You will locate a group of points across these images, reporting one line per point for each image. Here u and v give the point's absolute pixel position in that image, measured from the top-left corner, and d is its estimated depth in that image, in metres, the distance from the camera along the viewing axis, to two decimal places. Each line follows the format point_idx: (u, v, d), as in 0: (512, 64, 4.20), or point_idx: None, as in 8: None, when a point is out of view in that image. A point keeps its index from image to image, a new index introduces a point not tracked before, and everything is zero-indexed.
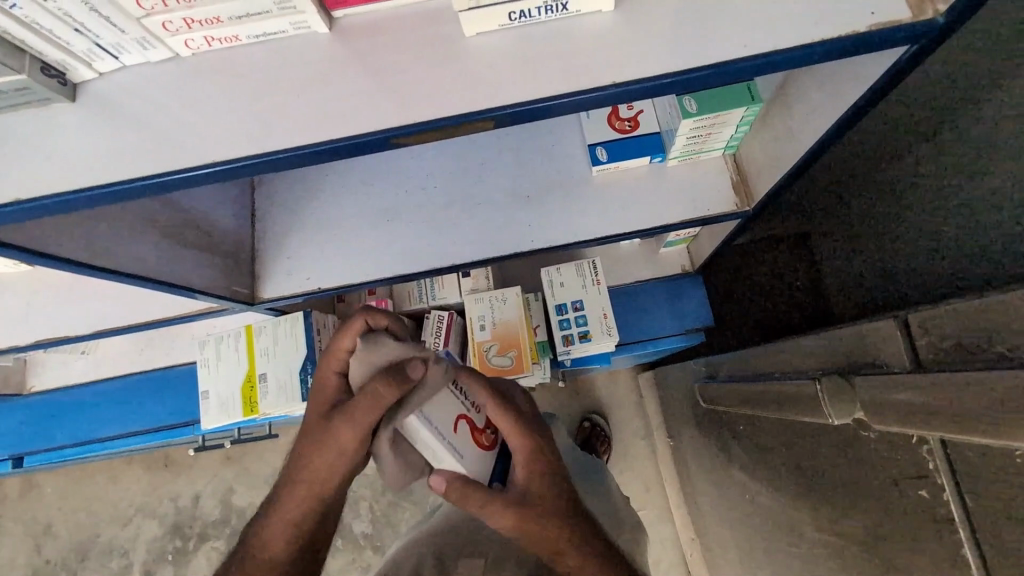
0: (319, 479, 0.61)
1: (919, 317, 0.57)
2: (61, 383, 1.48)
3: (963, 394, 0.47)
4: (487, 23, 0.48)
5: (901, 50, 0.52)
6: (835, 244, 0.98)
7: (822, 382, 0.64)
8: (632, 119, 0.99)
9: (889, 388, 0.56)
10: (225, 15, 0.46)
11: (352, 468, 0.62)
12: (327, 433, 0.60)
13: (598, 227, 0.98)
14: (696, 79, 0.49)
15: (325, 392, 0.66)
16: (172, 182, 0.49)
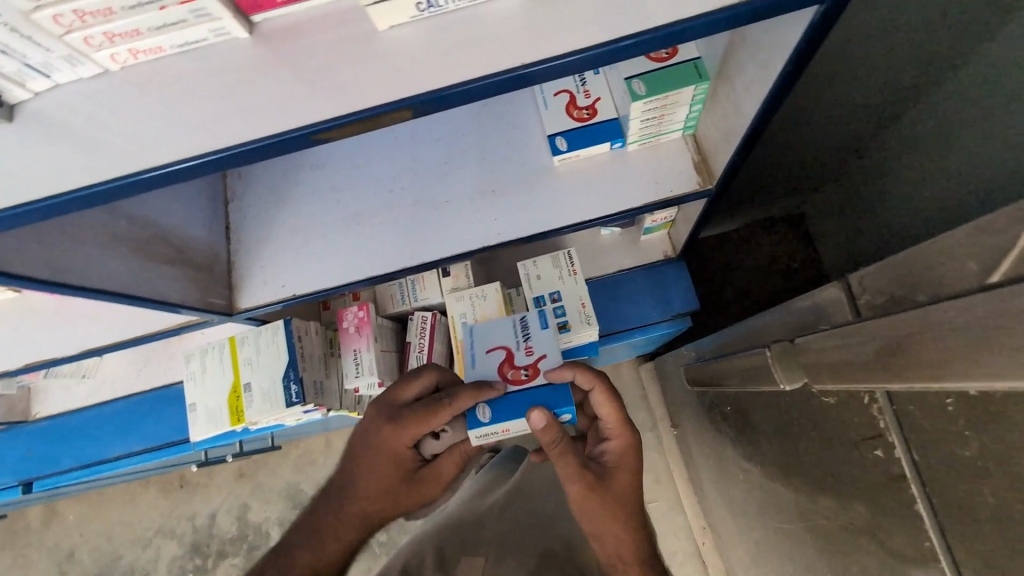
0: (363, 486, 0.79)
1: (858, 275, 0.56)
2: (64, 408, 1.51)
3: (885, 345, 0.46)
4: (398, 15, 0.49)
5: (814, 11, 0.53)
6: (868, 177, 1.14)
7: (774, 348, 0.64)
8: (590, 107, 1.00)
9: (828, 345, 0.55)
10: (144, 26, 0.47)
11: (388, 499, 0.79)
12: (388, 456, 0.79)
13: (563, 216, 0.98)
14: (603, 55, 0.49)
15: (404, 438, 0.78)
16: (117, 189, 0.51)
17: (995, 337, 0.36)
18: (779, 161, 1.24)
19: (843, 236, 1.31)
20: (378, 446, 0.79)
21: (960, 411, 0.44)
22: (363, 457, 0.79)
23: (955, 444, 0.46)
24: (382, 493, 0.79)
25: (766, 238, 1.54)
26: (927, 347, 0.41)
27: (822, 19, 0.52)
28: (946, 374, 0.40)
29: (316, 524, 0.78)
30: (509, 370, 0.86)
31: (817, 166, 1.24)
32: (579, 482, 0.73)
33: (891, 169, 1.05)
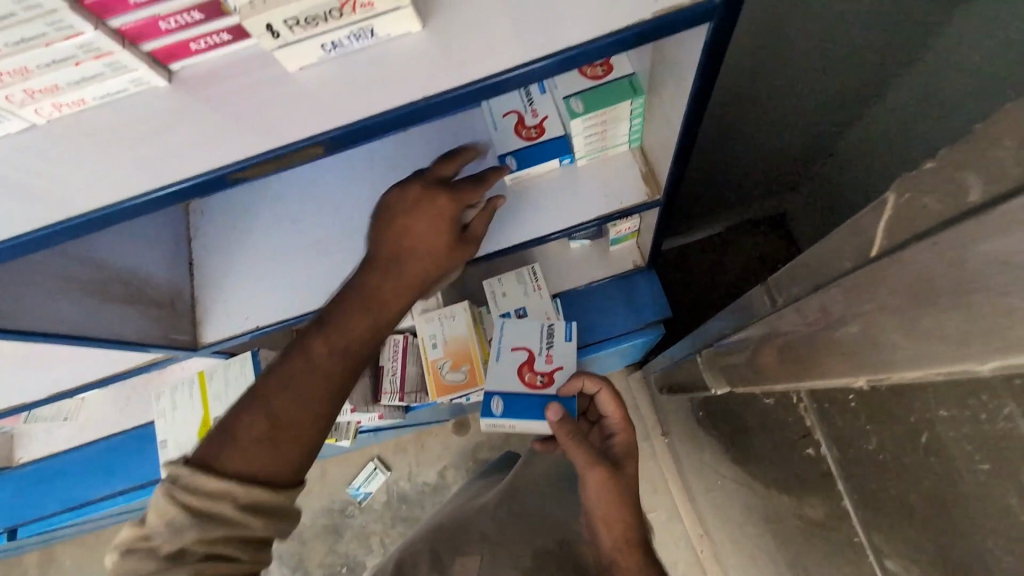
0: (398, 248, 0.68)
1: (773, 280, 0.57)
2: (48, 452, 1.51)
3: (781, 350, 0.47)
4: (306, 56, 0.51)
5: (708, 29, 0.54)
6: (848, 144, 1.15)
7: (703, 356, 0.71)
8: (539, 125, 0.96)
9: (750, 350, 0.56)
10: (63, 82, 0.50)
11: (430, 250, 0.69)
12: (433, 211, 0.69)
13: (515, 235, 1.03)
14: (507, 80, 0.51)
15: (454, 198, 0.70)
16: (41, 239, 0.53)
17: (838, 335, 0.39)
18: (739, 165, 1.26)
19: (821, 221, 1.34)
20: (427, 204, 0.69)
21: (861, 409, 0.45)
22: (400, 222, 0.68)
23: (857, 440, 0.47)
24: (431, 257, 0.69)
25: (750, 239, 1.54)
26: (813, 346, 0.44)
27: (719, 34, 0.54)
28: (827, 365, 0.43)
29: (362, 290, 0.65)
30: (527, 373, 0.99)
31: (791, 164, 1.28)
32: (595, 469, 0.82)
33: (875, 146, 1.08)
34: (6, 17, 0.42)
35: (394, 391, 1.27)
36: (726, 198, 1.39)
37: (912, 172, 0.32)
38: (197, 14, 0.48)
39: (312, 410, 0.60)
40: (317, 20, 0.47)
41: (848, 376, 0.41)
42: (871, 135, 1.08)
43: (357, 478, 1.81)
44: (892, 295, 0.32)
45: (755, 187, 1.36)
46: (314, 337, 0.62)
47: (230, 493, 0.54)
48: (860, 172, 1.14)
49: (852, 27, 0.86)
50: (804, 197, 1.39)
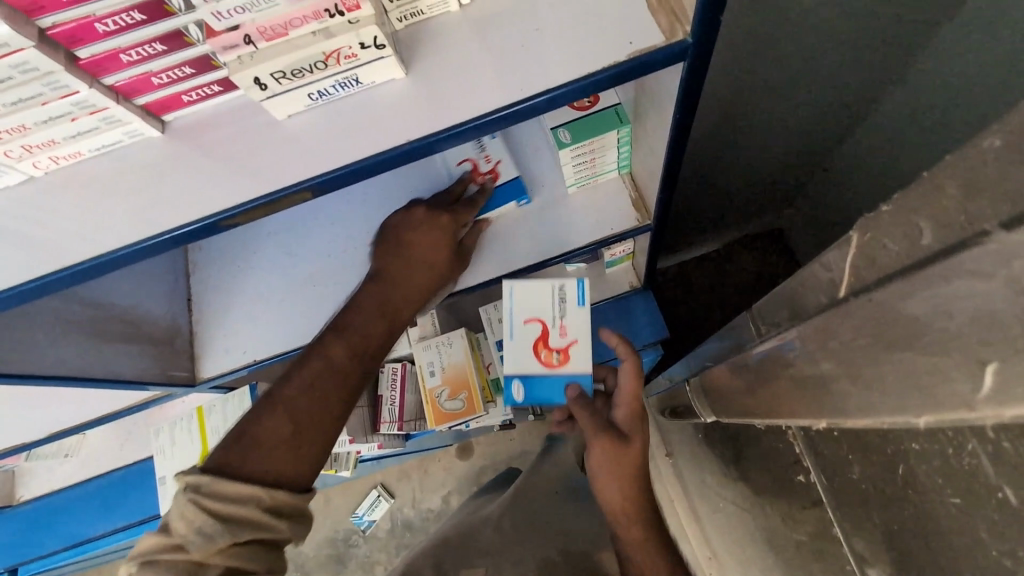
0: (411, 263, 0.80)
1: (757, 308, 0.58)
2: (49, 489, 1.50)
3: (767, 382, 0.47)
4: (293, 104, 0.53)
5: (681, 69, 0.56)
6: (840, 162, 1.15)
7: (689, 386, 0.71)
8: (491, 170, 0.89)
9: (738, 381, 0.56)
10: (59, 137, 0.51)
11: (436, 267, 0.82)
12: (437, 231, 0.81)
13: (511, 262, 1.04)
14: (492, 122, 0.52)
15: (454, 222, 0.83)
16: (34, 289, 0.54)
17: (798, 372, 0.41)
18: (732, 186, 1.27)
19: (817, 238, 1.35)
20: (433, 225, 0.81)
21: (845, 439, 0.45)
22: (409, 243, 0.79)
23: (842, 469, 0.47)
24: (437, 273, 0.83)
25: (747, 255, 1.54)
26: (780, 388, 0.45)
27: (693, 73, 0.55)
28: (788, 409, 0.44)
29: (376, 301, 0.77)
30: (543, 354, 0.90)
31: (783, 181, 1.28)
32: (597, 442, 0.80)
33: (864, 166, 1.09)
34: (4, 80, 0.44)
35: (392, 420, 1.29)
36: (721, 216, 1.39)
37: (873, 212, 0.34)
38: (188, 68, 0.50)
39: (333, 412, 0.68)
40: (304, 72, 0.49)
41: (807, 421, 0.42)
42: (861, 155, 1.09)
43: (361, 506, 1.80)
44: (859, 332, 0.33)
45: (749, 204, 1.37)
46: (335, 343, 0.71)
47: (254, 497, 0.59)
48: (851, 185, 1.16)
49: (832, 55, 0.88)
50: (798, 211, 1.39)
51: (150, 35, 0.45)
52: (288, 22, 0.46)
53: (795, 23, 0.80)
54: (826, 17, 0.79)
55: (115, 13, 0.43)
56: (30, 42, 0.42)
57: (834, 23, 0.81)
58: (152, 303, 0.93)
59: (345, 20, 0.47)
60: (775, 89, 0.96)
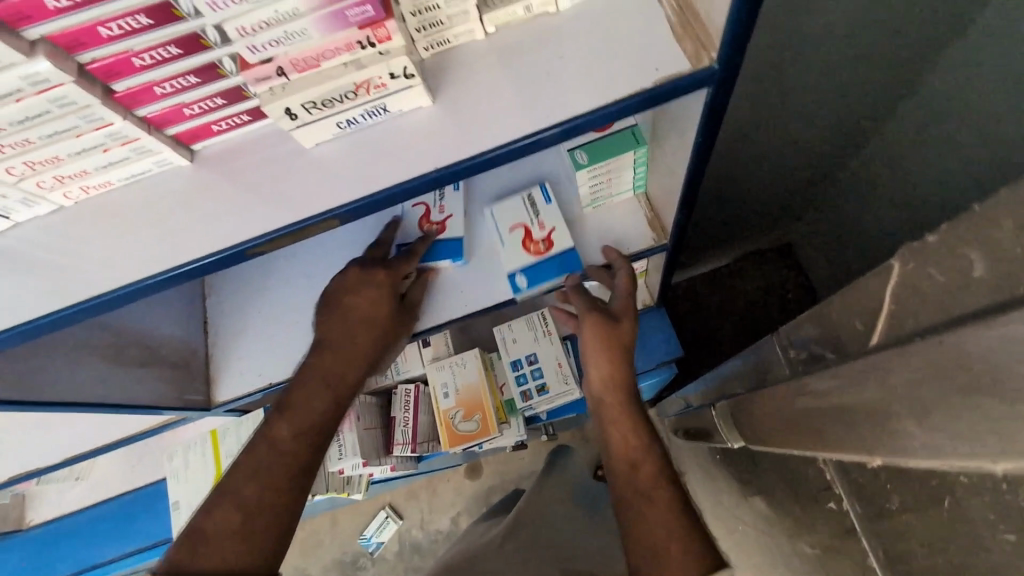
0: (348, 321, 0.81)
1: (786, 330, 0.57)
2: (59, 513, 1.46)
3: (802, 410, 0.47)
4: (321, 134, 0.54)
5: (706, 93, 0.56)
6: (853, 179, 1.15)
7: (715, 409, 0.70)
8: (440, 222, 0.92)
9: (764, 409, 0.55)
10: (91, 167, 0.52)
11: (373, 323, 0.83)
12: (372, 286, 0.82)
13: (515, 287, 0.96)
14: (512, 150, 0.52)
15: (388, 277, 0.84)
16: (60, 320, 0.54)
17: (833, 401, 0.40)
18: (744, 202, 1.26)
19: (829, 255, 1.34)
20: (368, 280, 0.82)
21: (886, 473, 0.44)
22: (347, 303, 0.81)
23: (878, 500, 0.46)
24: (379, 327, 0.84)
25: (756, 271, 1.53)
26: (811, 421, 0.44)
27: (717, 100, 0.56)
28: (824, 441, 0.43)
29: (317, 373, 0.77)
30: (530, 245, 0.91)
31: (795, 198, 1.28)
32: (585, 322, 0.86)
33: (877, 183, 1.09)
34: (41, 114, 0.45)
35: (406, 442, 1.28)
36: (732, 232, 1.38)
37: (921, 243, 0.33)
38: (219, 99, 0.51)
39: (283, 493, 0.66)
40: (334, 102, 0.50)
41: (857, 457, 0.40)
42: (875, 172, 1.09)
43: (369, 527, 1.78)
44: (919, 369, 0.32)
45: (759, 220, 1.36)
46: (286, 415, 0.72)
47: None
48: (862, 203, 1.15)
49: (845, 76, 0.88)
50: (810, 226, 1.38)
51: (185, 68, 0.46)
52: (321, 54, 0.47)
53: (812, 45, 0.80)
54: (839, 41, 0.79)
55: (152, 47, 0.44)
56: (69, 77, 0.42)
57: (850, 45, 0.81)
58: (170, 327, 0.93)
59: (376, 52, 0.48)
60: (791, 108, 0.96)
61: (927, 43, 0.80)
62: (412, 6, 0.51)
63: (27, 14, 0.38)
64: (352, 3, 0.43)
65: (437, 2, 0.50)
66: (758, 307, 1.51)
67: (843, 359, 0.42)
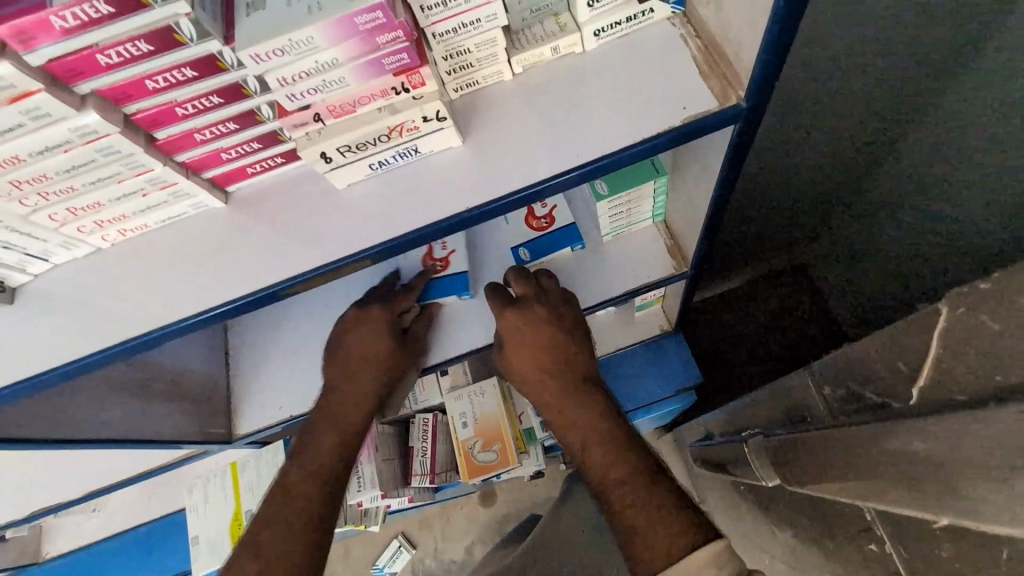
0: (351, 359, 0.79)
1: (823, 367, 0.57)
2: (72, 547, 1.42)
3: (854, 456, 0.45)
4: (354, 175, 0.55)
5: (731, 131, 0.57)
6: (875, 199, 1.01)
7: (749, 446, 0.68)
8: (548, 215, 0.88)
9: (807, 451, 0.54)
10: (129, 211, 0.53)
11: (375, 358, 0.80)
12: (369, 320, 0.80)
13: None
14: (528, 197, 0.53)
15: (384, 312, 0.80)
16: (94, 362, 0.54)
17: (887, 448, 0.41)
18: (748, 220, 1.12)
19: (853, 286, 1.15)
20: (368, 316, 0.80)
21: (940, 530, 0.43)
22: (343, 346, 0.79)
23: (929, 548, 0.45)
24: (381, 363, 0.81)
25: (774, 295, 1.30)
26: (863, 469, 0.44)
27: (742, 136, 0.56)
28: (882, 491, 0.44)
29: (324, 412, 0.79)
30: (532, 221, 0.89)
31: (810, 214, 1.11)
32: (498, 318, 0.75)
33: (894, 209, 0.98)
34: (87, 163, 0.46)
35: (424, 473, 1.25)
36: (735, 251, 1.22)
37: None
38: (255, 144, 0.52)
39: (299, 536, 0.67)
40: (368, 145, 0.51)
41: (920, 512, 0.41)
42: (884, 202, 1.00)
43: (382, 557, 1.75)
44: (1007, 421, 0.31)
45: (774, 240, 1.19)
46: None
47: None
48: (889, 230, 1.01)
49: (861, 112, 0.86)
50: (817, 250, 1.20)
51: (226, 116, 0.48)
52: (356, 100, 0.48)
53: (832, 80, 0.79)
54: (850, 81, 0.80)
55: (194, 97, 0.45)
56: (115, 128, 0.43)
57: (866, 82, 0.80)
58: (194, 360, 0.94)
59: (410, 96, 0.49)
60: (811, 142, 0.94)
61: (932, 87, 0.80)
62: (444, 50, 0.52)
63: (79, 71, 0.40)
64: (389, 52, 0.44)
65: (469, 46, 0.52)
66: (778, 341, 1.29)
67: (906, 412, 0.41)
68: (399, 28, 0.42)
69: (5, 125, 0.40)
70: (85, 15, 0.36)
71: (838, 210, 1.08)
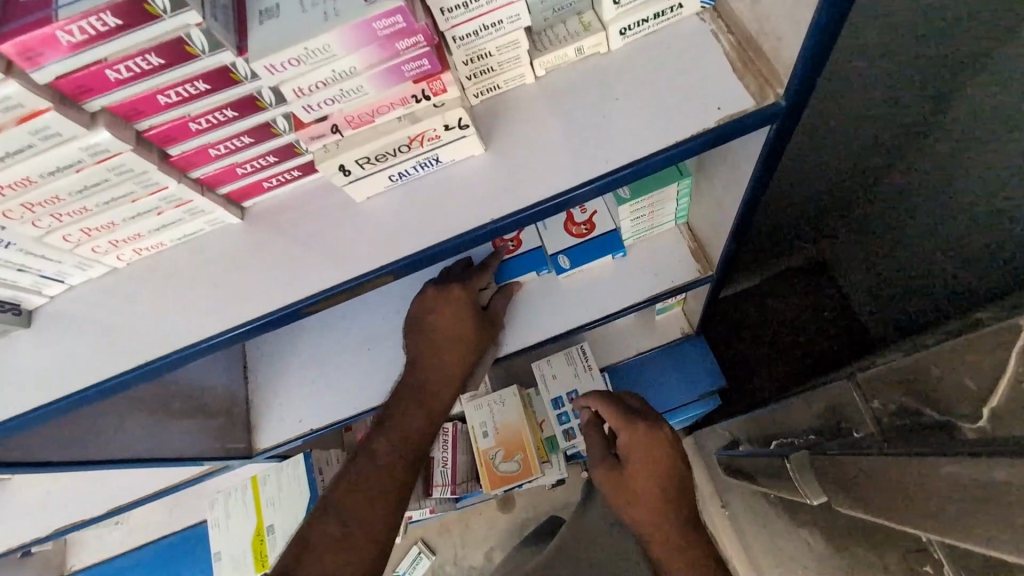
0: (435, 339, 0.77)
1: (889, 382, 0.53)
2: (95, 560, 1.41)
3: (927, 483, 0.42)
4: (373, 187, 0.53)
5: (765, 130, 0.54)
6: (904, 184, 0.94)
7: (790, 460, 0.65)
8: (588, 221, 0.86)
9: (864, 471, 0.51)
10: (144, 231, 0.52)
11: (464, 339, 0.79)
12: (450, 300, 0.78)
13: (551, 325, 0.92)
14: (570, 200, 0.50)
15: (465, 293, 0.79)
16: (112, 387, 0.53)
17: (963, 475, 0.38)
18: (778, 199, 1.05)
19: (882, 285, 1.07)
20: (449, 296, 0.78)
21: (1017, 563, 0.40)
22: (429, 326, 0.78)
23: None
24: (464, 343, 0.79)
25: (797, 294, 1.22)
26: (928, 491, 0.42)
27: (778, 135, 0.54)
28: (948, 522, 0.41)
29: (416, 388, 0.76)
30: (571, 228, 0.85)
31: (834, 202, 1.05)
32: (625, 430, 0.72)
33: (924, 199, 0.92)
34: (100, 183, 0.44)
35: (446, 484, 1.24)
36: (764, 239, 1.15)
37: None
38: (272, 157, 0.50)
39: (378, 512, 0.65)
40: (388, 156, 0.49)
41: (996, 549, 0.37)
42: (914, 194, 0.93)
43: (402, 563, 1.69)
44: None
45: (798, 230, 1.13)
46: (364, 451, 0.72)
47: None
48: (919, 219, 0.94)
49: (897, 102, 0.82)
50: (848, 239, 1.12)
51: (241, 129, 0.46)
52: (374, 109, 0.46)
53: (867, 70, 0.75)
54: (878, 64, 0.75)
55: (208, 111, 0.43)
56: (127, 145, 0.42)
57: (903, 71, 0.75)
58: (212, 375, 0.92)
59: (431, 104, 0.47)
60: (841, 136, 0.90)
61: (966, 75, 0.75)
62: (464, 54, 0.50)
63: (88, 87, 0.38)
64: (409, 58, 0.42)
65: (490, 49, 0.50)
66: (803, 343, 1.21)
67: (991, 446, 0.37)
68: (419, 32, 0.40)
69: (13, 147, 0.39)
70: (92, 29, 0.35)
71: (867, 194, 1.01)
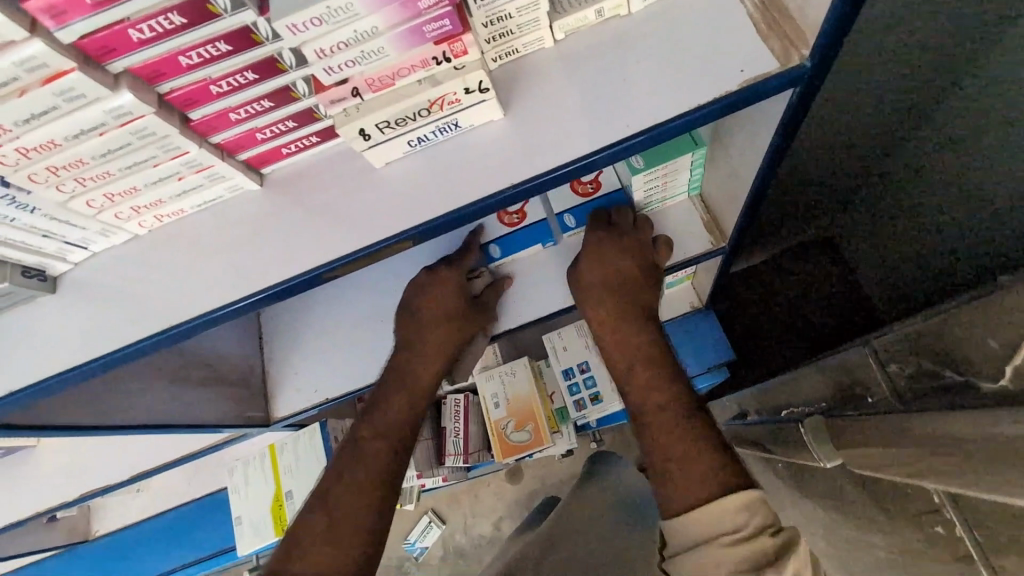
0: (424, 319, 0.80)
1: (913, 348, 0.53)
2: (117, 526, 1.45)
3: (942, 442, 0.42)
4: (392, 153, 0.53)
5: (789, 94, 0.53)
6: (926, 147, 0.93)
7: (805, 425, 0.65)
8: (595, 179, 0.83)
9: (877, 436, 0.52)
10: (166, 197, 0.52)
11: (450, 317, 0.81)
12: (436, 281, 0.80)
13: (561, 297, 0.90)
14: (593, 163, 0.50)
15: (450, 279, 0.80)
16: (139, 351, 0.54)
17: (977, 434, 0.39)
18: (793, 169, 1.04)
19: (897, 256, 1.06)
20: (435, 276, 0.80)
21: None
22: (417, 309, 0.80)
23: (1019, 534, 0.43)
24: (451, 322, 0.81)
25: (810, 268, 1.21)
26: (941, 456, 0.43)
27: (800, 100, 0.53)
28: (965, 482, 0.42)
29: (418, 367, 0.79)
30: (578, 186, 0.83)
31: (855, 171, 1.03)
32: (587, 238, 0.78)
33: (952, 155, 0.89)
34: (123, 147, 0.44)
35: (458, 453, 1.26)
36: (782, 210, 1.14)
37: None
38: (291, 123, 0.50)
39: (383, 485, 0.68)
40: (408, 120, 0.49)
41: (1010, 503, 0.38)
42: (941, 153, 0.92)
43: (414, 530, 1.73)
44: None
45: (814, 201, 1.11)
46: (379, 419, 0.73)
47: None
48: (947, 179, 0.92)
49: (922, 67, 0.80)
50: (861, 216, 1.12)
51: (261, 93, 0.46)
52: (395, 72, 0.46)
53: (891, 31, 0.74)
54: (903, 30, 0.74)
55: (229, 74, 0.43)
56: (149, 108, 0.42)
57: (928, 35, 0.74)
58: (229, 344, 0.93)
59: (452, 66, 0.46)
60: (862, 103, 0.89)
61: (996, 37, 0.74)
62: (484, 16, 0.49)
63: (111, 47, 0.38)
64: (431, 18, 0.41)
65: (510, 11, 0.49)
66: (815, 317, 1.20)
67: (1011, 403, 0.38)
68: None
69: (38, 109, 0.39)
70: None
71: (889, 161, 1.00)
